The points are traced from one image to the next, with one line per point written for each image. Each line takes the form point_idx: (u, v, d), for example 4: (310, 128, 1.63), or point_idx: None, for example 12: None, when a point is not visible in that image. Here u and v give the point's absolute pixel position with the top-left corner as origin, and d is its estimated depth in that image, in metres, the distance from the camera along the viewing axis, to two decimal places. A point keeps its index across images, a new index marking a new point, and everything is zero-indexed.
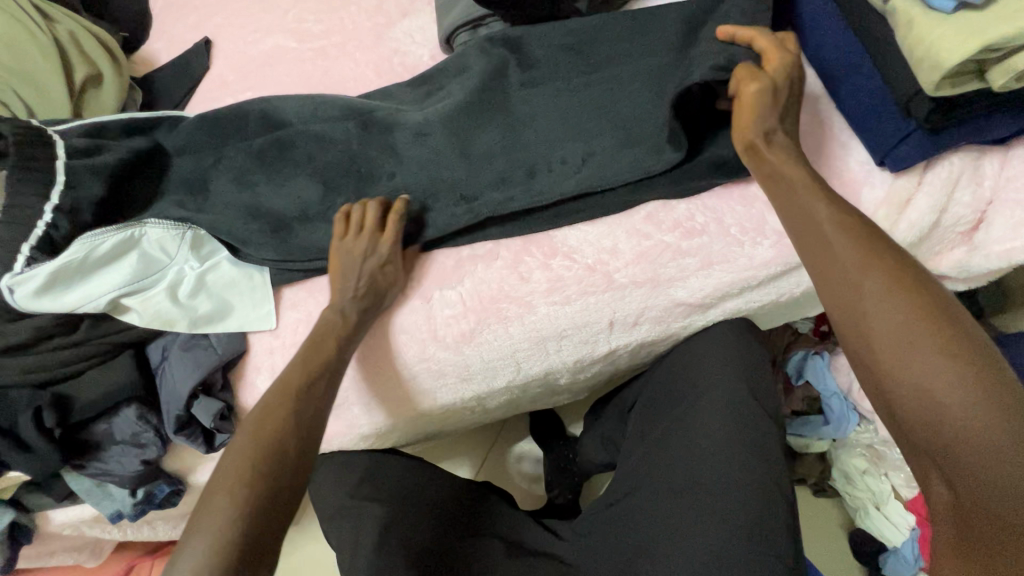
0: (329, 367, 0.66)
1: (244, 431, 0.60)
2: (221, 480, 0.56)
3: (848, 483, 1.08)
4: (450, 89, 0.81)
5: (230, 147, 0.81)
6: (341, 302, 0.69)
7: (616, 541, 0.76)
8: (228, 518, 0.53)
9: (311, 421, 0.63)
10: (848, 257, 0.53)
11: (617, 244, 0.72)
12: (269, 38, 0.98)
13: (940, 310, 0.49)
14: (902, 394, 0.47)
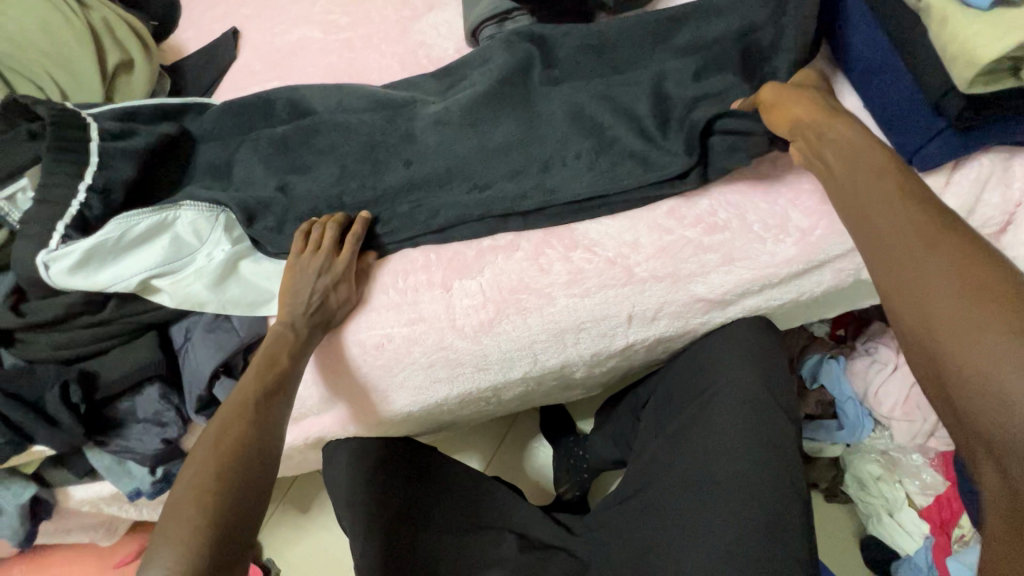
0: (282, 378, 0.67)
1: (204, 447, 0.60)
2: (182, 495, 0.56)
3: (862, 490, 1.06)
4: (473, 79, 0.81)
5: (257, 132, 0.83)
6: (291, 317, 0.70)
7: (629, 537, 0.75)
8: (197, 525, 0.54)
9: (269, 431, 0.64)
10: (908, 233, 0.51)
11: (638, 238, 0.72)
12: (296, 29, 1.00)
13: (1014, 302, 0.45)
14: (958, 377, 0.45)
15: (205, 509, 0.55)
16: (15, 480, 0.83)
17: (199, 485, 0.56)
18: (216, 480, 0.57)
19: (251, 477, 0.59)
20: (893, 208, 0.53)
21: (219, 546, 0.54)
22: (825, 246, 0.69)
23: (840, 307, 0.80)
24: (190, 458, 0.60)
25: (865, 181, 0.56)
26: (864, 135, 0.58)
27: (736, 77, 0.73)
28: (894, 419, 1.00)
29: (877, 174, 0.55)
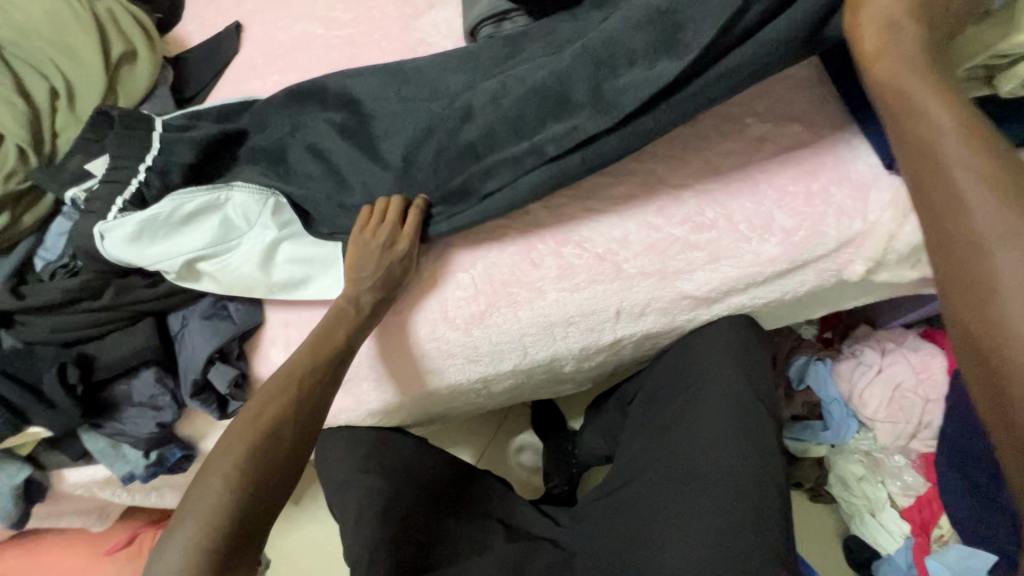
0: (336, 361, 0.68)
1: (245, 420, 0.63)
2: (214, 466, 0.59)
3: (845, 490, 1.07)
4: (532, 49, 0.76)
5: (308, 116, 0.82)
6: (355, 292, 0.71)
7: (614, 528, 0.77)
8: (221, 503, 0.57)
9: (306, 419, 0.65)
10: (975, 164, 0.45)
11: (627, 235, 0.74)
12: (298, 24, 1.02)
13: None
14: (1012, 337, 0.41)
15: (230, 490, 0.58)
16: (9, 461, 0.84)
17: (230, 464, 0.59)
18: (247, 459, 0.60)
19: (281, 461, 0.62)
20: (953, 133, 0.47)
21: (234, 530, 0.57)
22: (809, 246, 0.70)
23: (824, 307, 0.82)
24: (228, 426, 0.63)
25: (927, 93, 0.49)
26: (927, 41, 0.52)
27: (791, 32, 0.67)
28: (878, 421, 1.02)
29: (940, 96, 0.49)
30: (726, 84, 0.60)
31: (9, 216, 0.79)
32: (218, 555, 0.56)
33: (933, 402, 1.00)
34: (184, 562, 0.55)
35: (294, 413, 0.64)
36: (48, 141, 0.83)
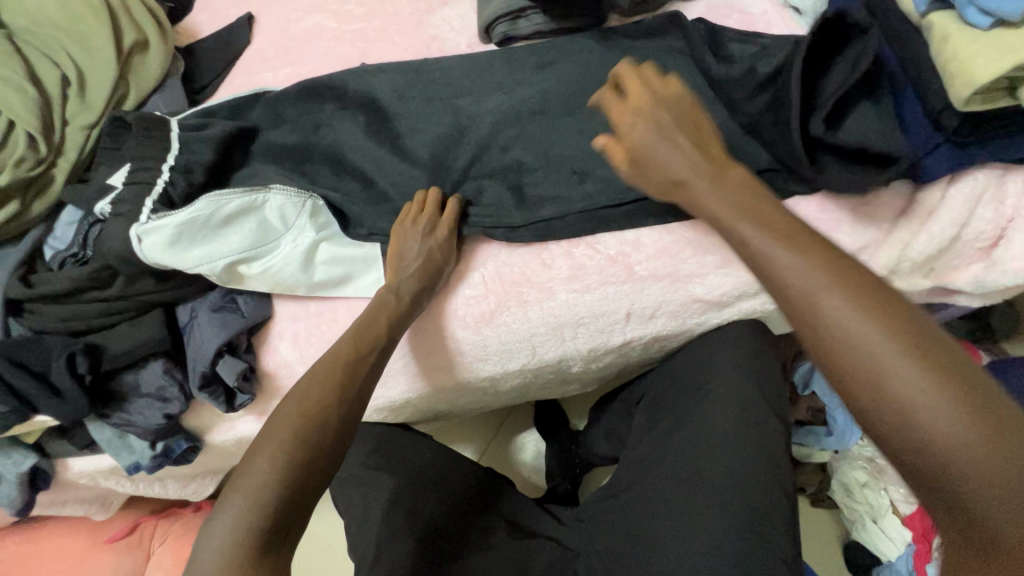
0: (377, 350, 0.69)
1: (297, 395, 0.62)
2: (266, 439, 0.58)
3: (847, 496, 1.09)
4: (553, 65, 0.80)
5: (335, 116, 0.83)
6: (398, 282, 0.72)
7: (618, 529, 0.77)
8: (268, 481, 0.55)
9: (355, 398, 0.64)
10: (773, 230, 0.49)
11: (639, 238, 0.73)
12: (310, 17, 1.01)
13: (965, 371, 0.40)
14: (867, 381, 0.41)
15: (282, 460, 0.56)
16: (15, 448, 0.84)
17: (284, 434, 0.58)
18: (294, 438, 0.57)
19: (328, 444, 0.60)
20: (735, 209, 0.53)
21: (286, 504, 0.55)
22: None
23: None
24: (274, 409, 0.61)
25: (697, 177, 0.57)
26: (680, 132, 0.59)
27: None
28: None
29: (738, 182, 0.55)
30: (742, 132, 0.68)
31: (18, 205, 0.79)
32: (266, 535, 0.53)
33: None
34: (233, 542, 0.52)
35: (346, 389, 0.64)
36: (57, 129, 0.82)
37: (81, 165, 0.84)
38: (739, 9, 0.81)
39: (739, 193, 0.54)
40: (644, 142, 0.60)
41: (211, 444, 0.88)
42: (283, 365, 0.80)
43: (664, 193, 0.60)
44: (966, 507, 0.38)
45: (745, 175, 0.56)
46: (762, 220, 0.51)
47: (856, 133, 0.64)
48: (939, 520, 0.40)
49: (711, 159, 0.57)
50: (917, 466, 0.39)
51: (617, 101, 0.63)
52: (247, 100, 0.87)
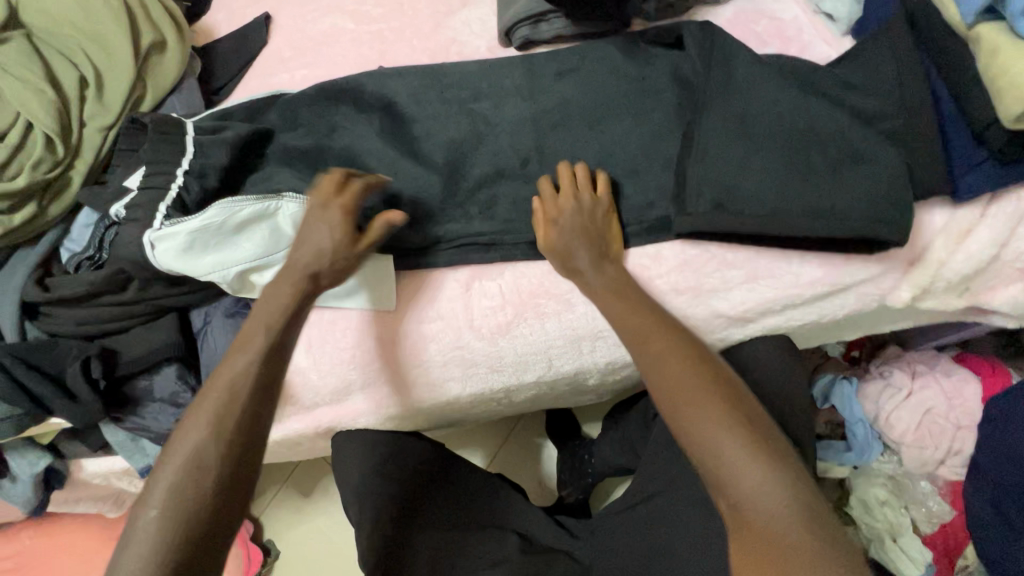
0: (270, 357, 0.59)
1: (185, 438, 0.54)
2: (150, 497, 0.52)
3: (865, 513, 1.02)
4: (575, 71, 0.78)
5: (352, 120, 0.81)
6: (294, 284, 0.64)
7: (635, 547, 0.75)
8: (153, 544, 0.49)
9: (253, 429, 0.56)
10: (619, 291, 0.65)
11: (661, 251, 0.71)
12: (327, 17, 1.00)
13: (752, 414, 0.52)
14: (673, 401, 0.54)
15: (168, 520, 0.50)
16: (32, 449, 0.84)
17: (166, 491, 0.51)
18: (177, 491, 0.51)
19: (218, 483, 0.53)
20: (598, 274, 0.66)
21: (179, 561, 0.49)
22: (852, 269, 0.67)
23: (860, 330, 0.79)
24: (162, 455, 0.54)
25: (581, 239, 0.67)
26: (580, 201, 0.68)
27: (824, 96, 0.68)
28: (905, 445, 0.99)
29: (607, 251, 0.68)
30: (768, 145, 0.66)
31: (36, 206, 0.78)
32: None
33: (965, 429, 0.97)
34: None
35: (242, 422, 0.55)
36: (75, 131, 0.82)
37: (98, 167, 0.83)
38: (768, 14, 0.79)
39: (616, 278, 0.66)
40: (566, 243, 0.67)
41: None
42: (297, 372, 0.79)
43: (567, 270, 0.68)
44: (738, 505, 0.48)
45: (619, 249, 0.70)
46: (616, 283, 0.66)
47: (879, 153, 0.64)
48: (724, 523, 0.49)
49: (602, 238, 0.68)
50: (706, 470, 0.50)
51: (549, 192, 0.70)
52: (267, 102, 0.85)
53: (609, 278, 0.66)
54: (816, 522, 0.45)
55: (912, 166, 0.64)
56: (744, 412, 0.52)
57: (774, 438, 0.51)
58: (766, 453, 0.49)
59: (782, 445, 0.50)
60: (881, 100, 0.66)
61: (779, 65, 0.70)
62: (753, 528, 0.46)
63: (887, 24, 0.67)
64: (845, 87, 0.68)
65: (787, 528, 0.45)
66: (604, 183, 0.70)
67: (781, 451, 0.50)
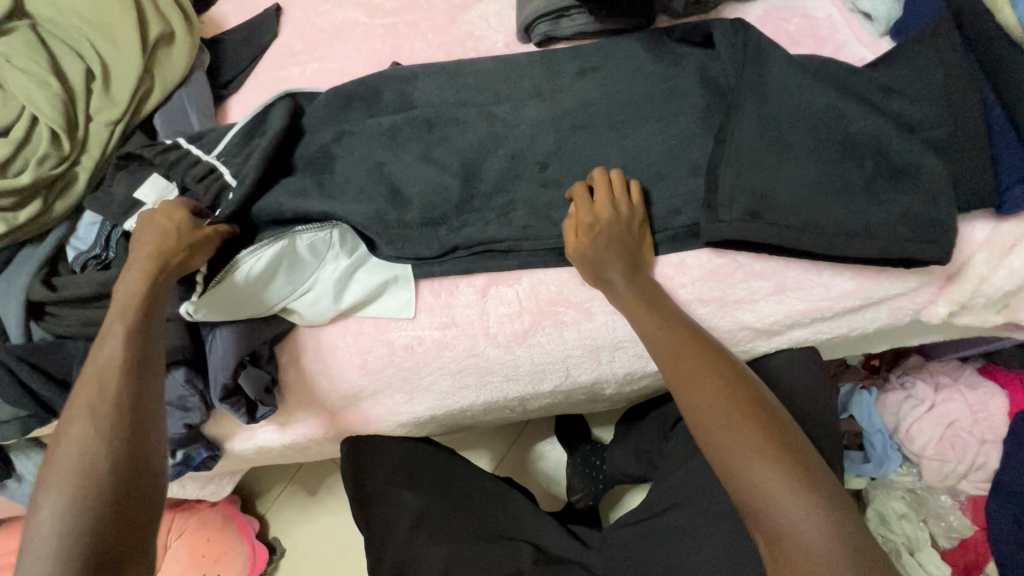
0: (136, 331, 0.60)
1: (67, 434, 0.54)
2: (47, 497, 0.51)
3: (882, 526, 0.99)
4: (598, 69, 0.75)
5: (360, 125, 0.78)
6: (128, 275, 0.63)
7: (651, 560, 0.74)
8: (55, 533, 0.49)
9: (135, 406, 0.56)
10: (641, 299, 0.63)
11: (685, 258, 0.68)
12: (340, 10, 0.96)
13: (785, 438, 0.53)
14: (704, 423, 0.55)
15: (67, 511, 0.50)
16: (37, 449, 0.82)
17: (63, 484, 0.51)
18: (68, 481, 0.51)
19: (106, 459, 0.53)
20: (622, 284, 0.64)
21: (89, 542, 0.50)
22: (887, 281, 0.65)
23: (887, 342, 0.76)
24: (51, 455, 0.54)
25: (610, 247, 0.65)
26: (616, 208, 0.66)
27: (863, 101, 0.65)
28: (925, 458, 0.96)
29: (637, 255, 0.66)
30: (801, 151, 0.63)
31: (41, 204, 0.76)
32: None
33: (989, 443, 0.94)
34: None
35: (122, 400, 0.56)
36: (81, 125, 0.79)
37: (105, 163, 0.81)
38: (801, 12, 0.76)
39: (649, 289, 0.65)
40: (598, 253, 0.65)
41: (230, 452, 0.86)
42: (307, 377, 0.77)
43: (596, 278, 0.66)
44: (781, 539, 0.49)
45: (653, 249, 0.68)
46: (644, 289, 0.64)
47: (915, 166, 0.62)
48: (764, 554, 0.51)
49: (636, 246, 0.66)
50: (743, 500, 0.51)
51: (586, 199, 0.66)
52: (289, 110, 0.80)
53: (634, 279, 0.64)
54: (856, 550, 0.47)
55: (955, 176, 0.61)
56: (788, 446, 0.52)
57: (817, 472, 0.51)
58: (812, 492, 0.49)
59: (825, 479, 0.51)
60: (925, 107, 0.63)
61: (815, 69, 0.67)
62: (796, 565, 0.48)
63: (932, 26, 0.64)
64: (884, 92, 0.65)
65: (831, 566, 0.46)
66: (637, 192, 0.67)
67: (816, 472, 0.51)
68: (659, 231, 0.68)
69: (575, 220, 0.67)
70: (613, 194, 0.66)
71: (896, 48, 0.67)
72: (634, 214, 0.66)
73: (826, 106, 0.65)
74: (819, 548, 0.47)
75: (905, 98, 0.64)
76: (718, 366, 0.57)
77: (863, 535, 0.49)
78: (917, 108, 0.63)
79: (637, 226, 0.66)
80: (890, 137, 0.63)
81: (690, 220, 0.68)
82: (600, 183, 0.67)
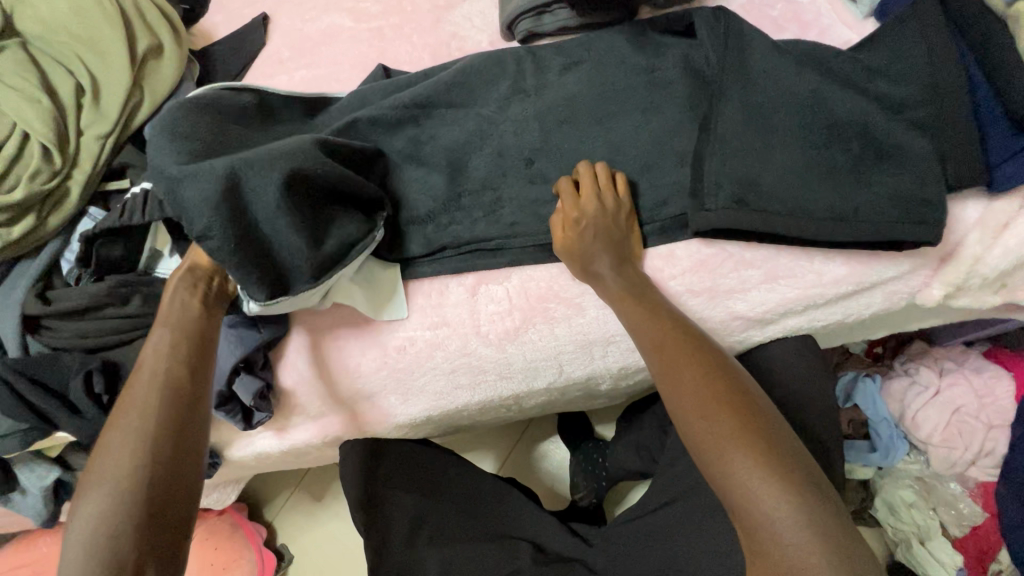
0: (193, 348, 0.61)
1: (110, 445, 0.54)
2: (91, 492, 0.52)
3: (891, 515, 0.97)
4: (581, 63, 0.74)
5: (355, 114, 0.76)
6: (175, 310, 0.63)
7: (653, 555, 0.73)
8: (98, 526, 0.50)
9: (190, 417, 0.57)
10: (620, 288, 0.63)
11: (674, 249, 0.67)
12: (326, 16, 0.97)
13: (763, 426, 0.51)
14: (684, 408, 0.54)
15: (111, 508, 0.50)
16: (40, 462, 0.82)
17: (95, 493, 0.51)
18: (120, 478, 0.51)
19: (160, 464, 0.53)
20: (604, 274, 0.64)
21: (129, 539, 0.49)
22: (879, 265, 0.64)
23: (883, 328, 0.75)
24: (99, 449, 0.54)
25: (595, 238, 0.64)
26: (602, 202, 0.65)
27: (848, 83, 0.64)
28: (932, 445, 0.94)
29: (620, 245, 0.65)
30: (784, 139, 0.63)
31: (35, 219, 0.77)
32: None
33: (997, 428, 0.92)
34: None
35: (178, 409, 0.57)
36: (73, 141, 0.80)
37: (97, 177, 0.82)
38: None
39: (638, 282, 0.64)
40: (586, 247, 0.64)
41: (229, 459, 0.86)
42: (300, 382, 0.77)
43: (582, 271, 0.65)
44: (755, 528, 0.48)
45: (639, 241, 0.67)
46: (629, 278, 0.64)
47: (902, 149, 0.61)
48: (742, 543, 0.50)
49: (619, 236, 0.65)
50: (718, 487, 0.51)
51: (571, 194, 0.66)
52: (221, 95, 0.73)
53: (617, 268, 0.64)
54: (833, 542, 0.45)
55: (943, 155, 0.60)
56: (764, 435, 0.51)
57: (794, 464, 0.49)
58: (786, 482, 0.48)
59: (801, 467, 0.49)
60: (911, 87, 0.62)
61: (799, 53, 0.67)
62: (770, 555, 0.47)
63: (914, 5, 0.63)
64: (869, 74, 0.64)
65: (805, 556, 0.45)
66: (623, 185, 0.67)
67: (792, 460, 0.50)
68: (647, 224, 0.68)
69: (559, 218, 0.67)
70: (596, 189, 0.66)
71: (882, 29, 0.66)
72: (617, 206, 0.66)
73: (812, 89, 0.64)
74: (793, 538, 0.46)
75: (891, 78, 0.63)
76: (699, 351, 0.57)
77: (844, 527, 0.47)
78: (904, 88, 0.62)
79: (620, 219, 0.66)
80: (876, 119, 0.62)
81: (680, 211, 0.67)
82: (585, 178, 0.67)
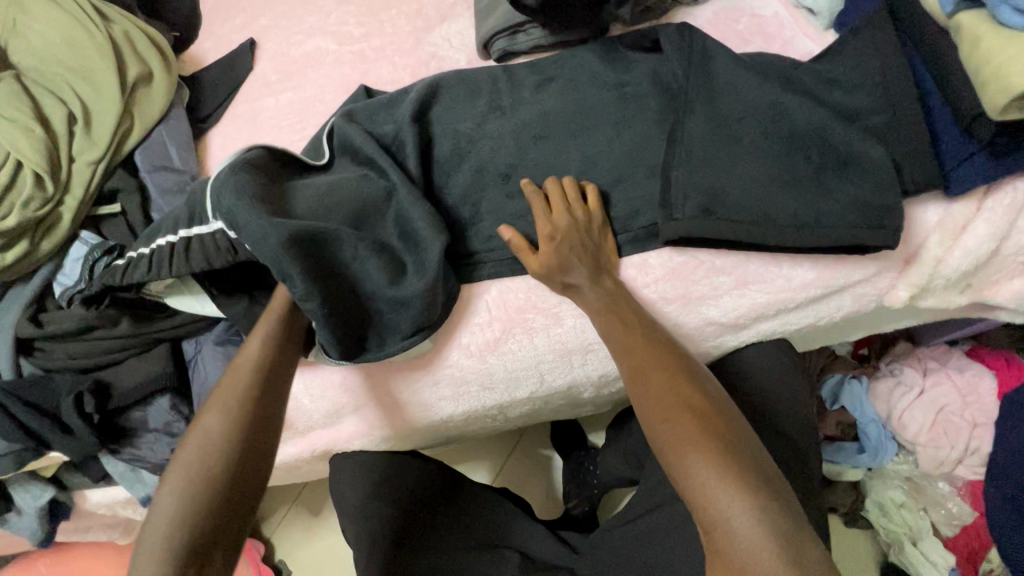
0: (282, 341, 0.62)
1: (201, 423, 0.55)
2: (178, 465, 0.53)
3: (883, 517, 0.98)
4: (553, 81, 0.77)
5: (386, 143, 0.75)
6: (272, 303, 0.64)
7: (637, 561, 0.73)
8: (180, 504, 0.51)
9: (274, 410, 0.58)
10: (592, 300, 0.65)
11: (646, 258, 0.69)
12: (310, 40, 1.00)
13: (725, 428, 0.53)
14: (652, 411, 0.56)
15: (193, 491, 0.51)
16: (34, 482, 0.83)
17: (186, 472, 0.52)
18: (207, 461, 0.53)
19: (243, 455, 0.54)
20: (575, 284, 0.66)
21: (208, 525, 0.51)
22: (845, 269, 0.65)
23: (858, 330, 0.76)
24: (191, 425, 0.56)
25: (566, 250, 0.65)
26: (571, 216, 0.66)
27: (809, 93, 0.66)
28: (919, 445, 0.95)
29: (591, 256, 0.67)
30: (747, 149, 0.65)
31: (28, 244, 0.79)
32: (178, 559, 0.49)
33: (981, 426, 0.93)
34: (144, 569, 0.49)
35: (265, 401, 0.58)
36: (64, 167, 0.83)
37: (88, 202, 0.84)
38: (748, 12, 0.78)
39: (610, 291, 0.66)
40: (560, 259, 0.65)
41: None
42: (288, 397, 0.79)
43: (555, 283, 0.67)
44: (712, 527, 0.49)
45: (612, 251, 0.69)
46: (597, 287, 0.65)
47: (862, 156, 0.63)
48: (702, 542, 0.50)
49: (591, 247, 0.67)
50: (678, 488, 0.51)
51: (543, 208, 0.67)
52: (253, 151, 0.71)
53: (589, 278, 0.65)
54: (785, 541, 0.46)
55: (898, 161, 0.62)
56: (724, 438, 0.52)
57: (752, 464, 0.51)
58: (742, 482, 0.49)
59: (757, 469, 0.51)
60: (868, 96, 0.64)
61: (761, 66, 0.69)
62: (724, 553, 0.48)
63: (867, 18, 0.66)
64: (828, 84, 0.66)
65: (756, 555, 0.46)
66: (594, 199, 0.68)
67: (750, 463, 0.51)
68: (620, 234, 0.69)
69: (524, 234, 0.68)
70: (565, 204, 0.67)
71: (839, 41, 0.68)
72: (586, 219, 0.67)
73: (774, 101, 0.66)
74: (745, 537, 0.47)
75: (850, 87, 0.65)
76: (669, 361, 0.58)
77: (797, 528, 0.47)
78: (860, 97, 0.64)
79: (590, 231, 0.67)
80: (836, 127, 0.64)
81: (650, 221, 0.69)
82: (554, 194, 0.68)
